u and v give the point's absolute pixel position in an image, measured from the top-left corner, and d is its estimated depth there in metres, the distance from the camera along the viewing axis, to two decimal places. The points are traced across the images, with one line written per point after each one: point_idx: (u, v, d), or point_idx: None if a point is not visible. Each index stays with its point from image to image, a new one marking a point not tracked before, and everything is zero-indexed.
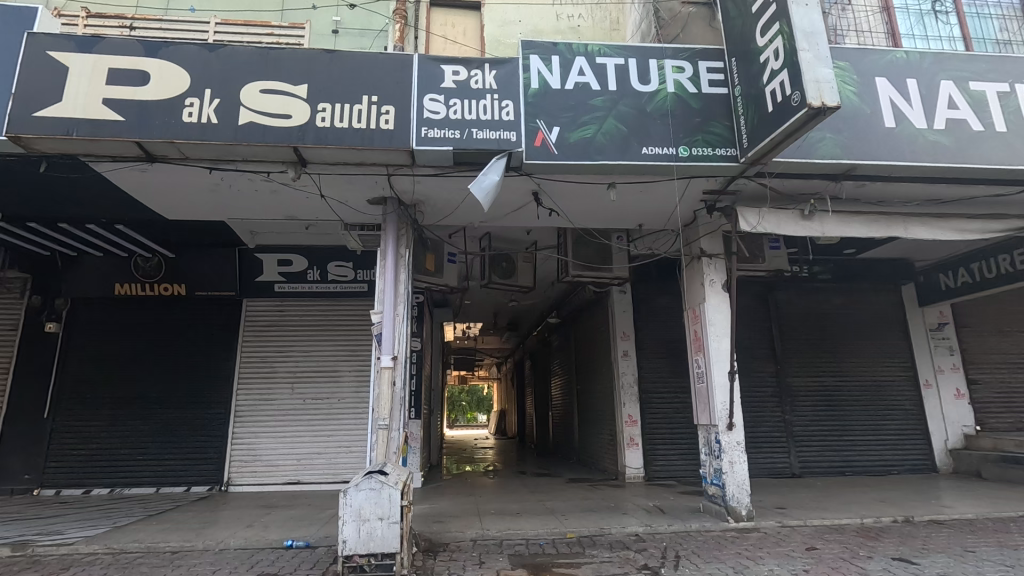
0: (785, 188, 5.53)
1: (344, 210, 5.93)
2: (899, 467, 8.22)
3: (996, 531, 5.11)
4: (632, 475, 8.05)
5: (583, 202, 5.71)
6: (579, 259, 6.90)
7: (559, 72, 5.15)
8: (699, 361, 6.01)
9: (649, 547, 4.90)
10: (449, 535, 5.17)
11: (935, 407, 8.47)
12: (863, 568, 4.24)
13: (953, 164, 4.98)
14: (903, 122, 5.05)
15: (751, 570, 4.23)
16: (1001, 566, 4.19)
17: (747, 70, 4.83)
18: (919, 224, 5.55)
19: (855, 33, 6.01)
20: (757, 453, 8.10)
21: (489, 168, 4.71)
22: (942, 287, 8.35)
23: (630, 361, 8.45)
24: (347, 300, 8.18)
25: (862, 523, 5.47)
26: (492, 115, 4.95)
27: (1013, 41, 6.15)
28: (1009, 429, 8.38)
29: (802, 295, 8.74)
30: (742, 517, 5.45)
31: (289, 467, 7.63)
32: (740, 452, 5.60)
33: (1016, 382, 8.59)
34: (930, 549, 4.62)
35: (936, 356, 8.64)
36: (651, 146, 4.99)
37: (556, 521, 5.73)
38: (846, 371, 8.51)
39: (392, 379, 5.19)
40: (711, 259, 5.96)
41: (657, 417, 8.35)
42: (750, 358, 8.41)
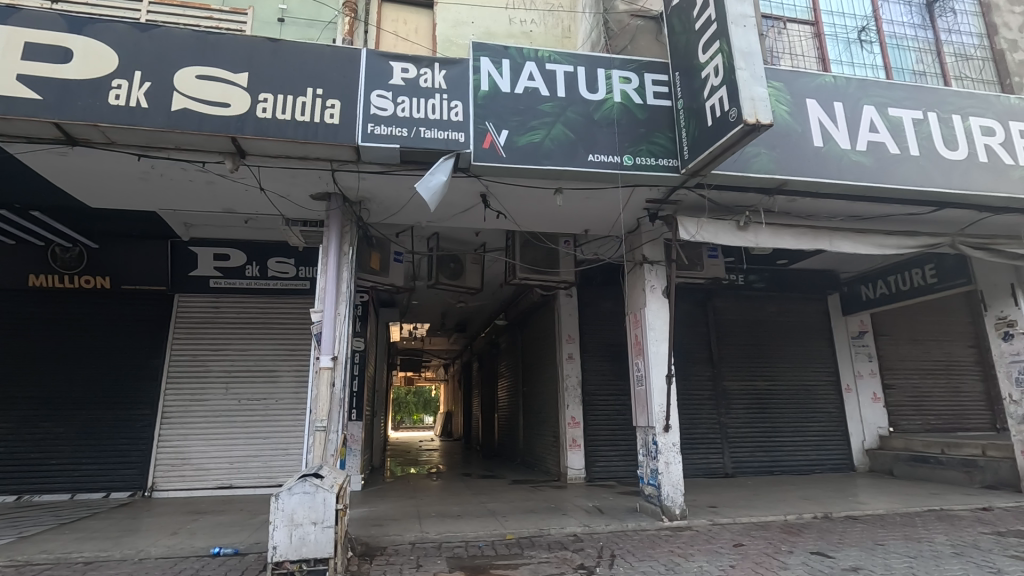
0: (723, 200, 5.78)
1: (286, 205, 5.75)
2: (821, 466, 8.74)
3: (903, 525, 5.51)
4: (574, 476, 8.18)
5: (530, 206, 5.77)
6: (526, 262, 6.98)
7: (509, 75, 5.18)
8: (638, 364, 6.19)
9: (586, 547, 4.99)
10: (387, 538, 5.10)
11: (854, 410, 9.05)
12: (785, 562, 4.48)
13: (873, 183, 5.34)
14: (830, 142, 5.37)
15: (682, 567, 4.37)
16: (907, 558, 4.52)
17: (690, 84, 5.02)
18: (843, 238, 5.92)
19: (789, 56, 6.36)
20: (693, 453, 8.41)
21: (436, 168, 4.68)
22: (863, 298, 8.87)
23: (574, 364, 8.58)
24: (288, 297, 7.92)
25: (786, 520, 5.78)
26: (441, 115, 4.92)
27: (928, 73, 6.65)
28: (919, 430, 9.04)
29: (738, 303, 9.14)
30: (676, 516, 5.64)
31: (220, 471, 7.29)
32: (675, 453, 5.79)
33: (927, 387, 9.25)
34: (845, 543, 4.93)
35: (857, 362, 9.21)
36: (597, 153, 5.10)
37: (496, 523, 5.74)
38: (777, 375, 8.96)
39: (331, 380, 5.08)
40: (653, 265, 6.14)
41: (599, 419, 8.51)
42: (688, 362, 8.72)
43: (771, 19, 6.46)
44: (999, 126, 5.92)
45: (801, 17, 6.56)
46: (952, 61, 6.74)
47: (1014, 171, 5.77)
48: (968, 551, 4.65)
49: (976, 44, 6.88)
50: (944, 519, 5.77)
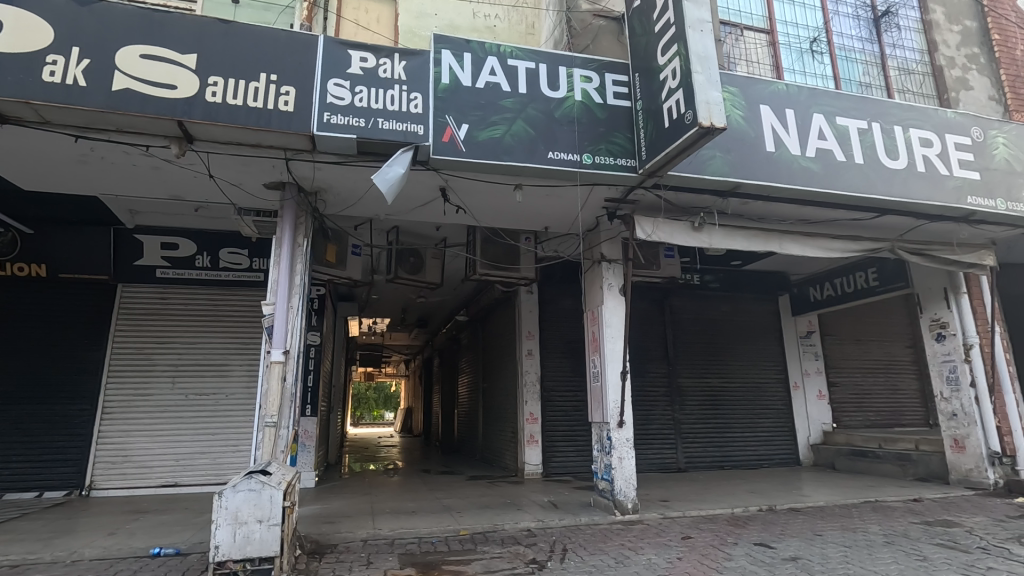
0: (678, 201, 5.90)
1: (237, 193, 5.55)
2: (769, 461, 9.07)
3: (841, 516, 5.77)
4: (532, 471, 8.23)
5: (490, 201, 5.75)
6: (487, 258, 6.98)
7: (470, 69, 5.14)
8: (594, 361, 6.27)
9: (539, 541, 5.03)
10: (338, 536, 5.01)
11: (800, 407, 9.41)
12: (729, 553, 4.62)
13: (819, 188, 5.56)
14: (781, 147, 5.56)
15: (631, 560, 4.45)
16: (842, 547, 4.74)
17: (649, 86, 5.09)
18: (791, 240, 6.15)
19: (745, 62, 6.56)
20: (647, 448, 8.58)
21: (394, 160, 4.62)
22: (811, 299, 9.17)
23: (533, 361, 8.61)
24: (240, 289, 7.67)
25: (733, 512, 5.97)
26: (400, 106, 4.85)
27: (873, 85, 6.96)
28: (859, 426, 9.47)
29: (693, 302, 9.36)
30: (628, 510, 5.75)
31: (165, 469, 7.01)
32: (629, 448, 5.88)
33: (867, 385, 9.69)
34: (786, 534, 5.13)
35: (804, 360, 9.57)
36: (557, 151, 5.13)
37: (451, 518, 5.72)
38: (729, 373, 9.24)
39: (283, 374, 4.96)
40: (611, 263, 6.22)
41: (557, 415, 8.59)
42: (644, 359, 8.88)
43: (728, 26, 6.62)
44: (936, 138, 6.24)
45: (757, 25, 6.75)
46: (896, 74, 7.08)
47: (949, 181, 6.10)
48: (899, 540, 4.91)
49: (918, 59, 7.24)
50: (879, 510, 6.07)
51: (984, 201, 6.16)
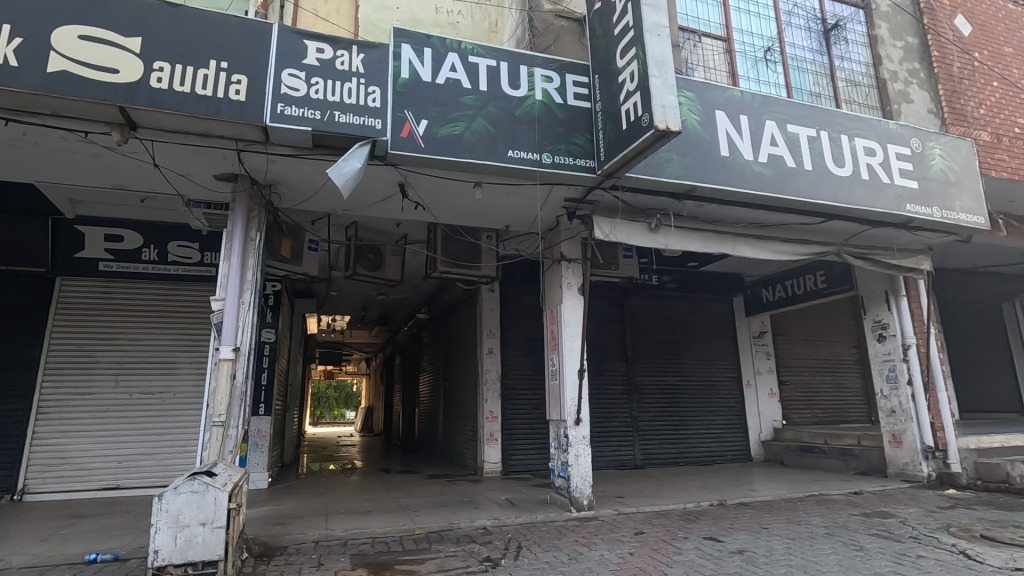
0: (636, 202, 5.99)
1: (185, 184, 5.34)
2: (722, 457, 9.33)
3: (786, 510, 5.99)
4: (490, 470, 8.23)
5: (449, 198, 5.72)
6: (448, 256, 6.96)
7: (430, 65, 5.10)
8: (553, 360, 6.31)
9: (494, 539, 5.04)
10: (289, 537, 4.89)
11: (752, 404, 9.72)
12: (679, 548, 4.73)
13: (770, 193, 5.74)
14: (735, 152, 5.71)
15: (584, 556, 4.50)
16: (786, 539, 4.92)
17: (608, 88, 5.14)
18: (744, 243, 6.35)
19: (703, 68, 6.70)
20: (605, 446, 8.70)
21: (350, 154, 4.53)
22: (764, 300, 9.47)
23: (494, 359, 8.61)
24: (190, 284, 7.40)
25: (685, 508, 6.12)
26: (357, 99, 4.76)
27: (823, 95, 7.25)
28: (807, 423, 9.84)
29: (652, 302, 9.54)
30: (583, 506, 5.82)
31: (106, 471, 6.69)
32: (585, 446, 5.95)
33: (816, 383, 10.08)
34: (735, 528, 5.29)
35: (756, 359, 9.88)
36: (517, 150, 5.14)
37: (407, 518, 5.66)
38: (685, 372, 9.46)
39: (232, 372, 4.81)
40: (571, 262, 6.28)
41: (517, 413, 8.62)
42: (603, 358, 9.00)
43: (687, 31, 6.76)
44: (880, 147, 6.53)
45: (715, 33, 6.92)
46: (844, 85, 7.40)
47: (890, 189, 6.40)
48: (838, 531, 5.13)
49: (864, 72, 7.59)
50: (822, 503, 6.33)
51: (922, 209, 6.49)
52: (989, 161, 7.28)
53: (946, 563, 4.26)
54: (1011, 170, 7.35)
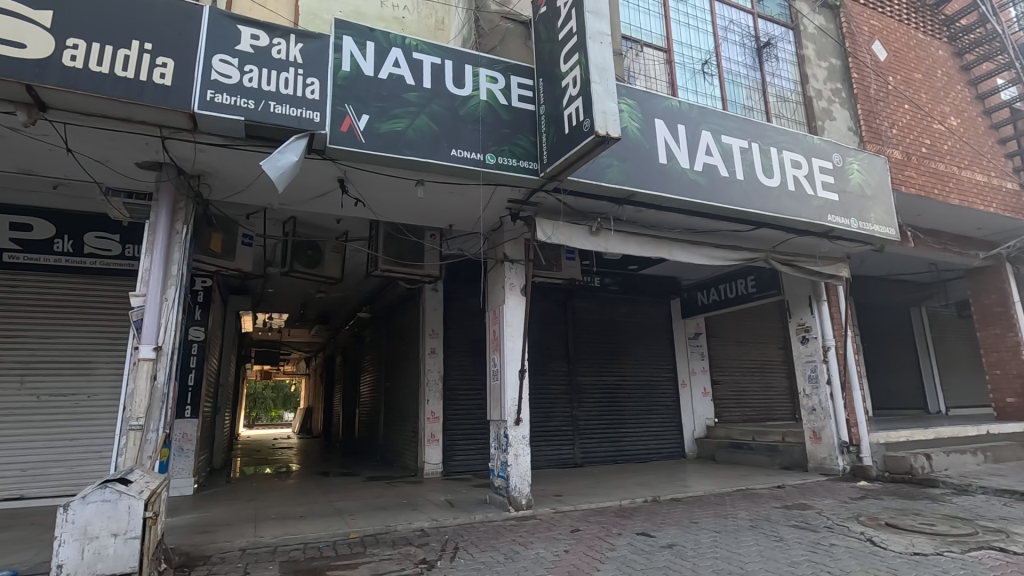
0: (578, 206, 6.08)
1: (103, 171, 4.99)
2: (658, 454, 9.64)
3: (715, 504, 6.26)
4: (431, 471, 8.15)
5: (391, 196, 5.62)
6: (389, 255, 6.92)
7: (373, 59, 4.99)
8: (495, 360, 6.32)
9: (431, 541, 5.00)
10: (213, 546, 4.66)
11: (687, 404, 10.09)
12: (613, 543, 4.85)
13: (705, 200, 5.99)
14: (672, 160, 5.91)
15: (520, 555, 4.54)
16: (714, 532, 5.14)
17: (552, 92, 5.21)
18: (680, 248, 6.58)
19: (644, 77, 6.91)
20: (546, 445, 8.80)
21: (286, 147, 4.37)
22: (699, 303, 9.85)
23: (436, 359, 8.53)
24: (109, 278, 6.90)
25: (621, 504, 6.28)
26: (294, 91, 4.60)
27: (755, 109, 7.65)
28: (737, 420, 10.32)
29: (594, 304, 9.73)
30: (522, 506, 5.86)
31: (8, 480, 6.14)
32: (524, 445, 5.99)
33: (745, 383, 10.61)
34: (666, 523, 5.48)
35: (691, 360, 10.26)
36: (461, 149, 5.12)
37: (342, 522, 5.52)
38: (624, 372, 9.71)
39: (152, 373, 4.53)
40: (513, 263, 6.29)
41: (458, 414, 8.57)
42: (546, 359, 9.10)
43: (630, 41, 6.93)
44: (805, 160, 6.93)
45: (656, 43, 7.14)
46: (774, 100, 7.83)
47: (814, 200, 6.81)
48: (761, 523, 5.41)
49: (792, 88, 8.06)
50: (748, 497, 6.66)
51: (841, 220, 6.95)
52: (900, 178, 7.88)
53: (855, 550, 4.57)
54: (919, 187, 7.98)
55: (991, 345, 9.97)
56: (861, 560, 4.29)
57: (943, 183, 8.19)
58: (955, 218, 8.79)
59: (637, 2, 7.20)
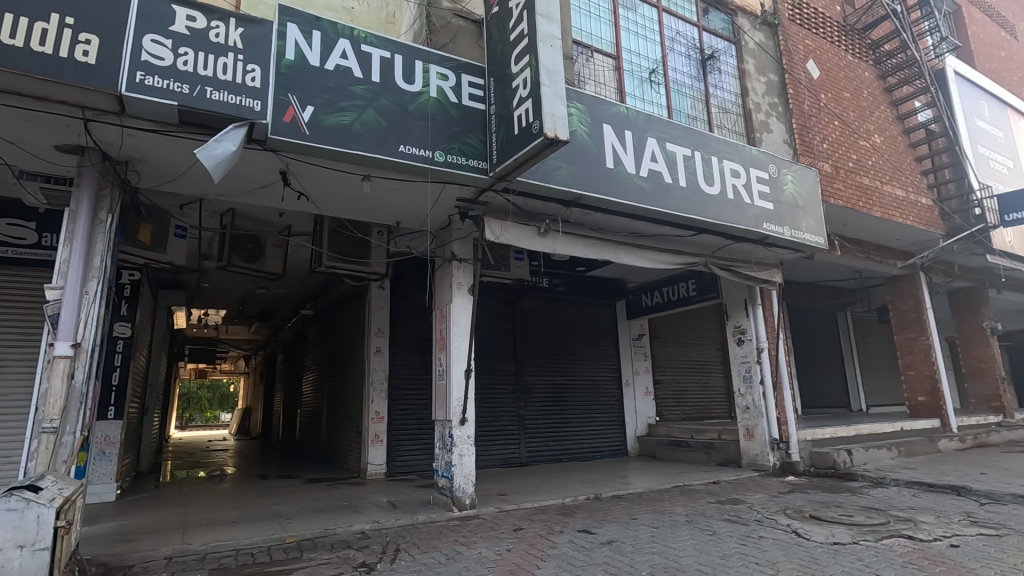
0: (527, 207, 6.11)
1: (17, 153, 4.62)
2: (601, 452, 9.84)
3: (654, 501, 6.45)
4: (375, 472, 8.01)
5: (336, 190, 5.48)
6: (334, 251, 6.78)
7: (319, 49, 4.84)
8: (441, 359, 6.27)
9: (371, 544, 4.90)
10: (135, 556, 4.39)
11: (631, 403, 10.34)
12: (554, 541, 4.92)
13: (649, 206, 6.16)
14: (619, 165, 6.05)
15: (462, 555, 4.53)
16: (652, 528, 5.29)
17: (502, 92, 5.22)
18: (625, 251, 6.76)
19: (594, 82, 7.03)
20: (492, 444, 8.81)
21: (223, 136, 4.18)
22: (643, 305, 10.12)
23: (382, 358, 8.38)
24: (23, 269, 6.37)
25: (563, 502, 6.37)
26: (233, 77, 4.40)
27: (698, 119, 7.95)
28: (677, 419, 10.69)
29: (542, 304, 9.82)
30: (465, 505, 5.85)
31: None
32: (469, 445, 5.97)
33: (685, 383, 11.00)
34: (607, 520, 5.60)
35: (635, 360, 10.53)
36: (409, 145, 5.04)
37: (277, 526, 5.33)
38: (571, 372, 9.85)
39: (69, 372, 4.22)
40: (461, 262, 6.25)
41: (404, 413, 8.45)
42: (493, 358, 9.10)
43: (580, 46, 7.02)
44: (743, 170, 7.25)
45: (606, 50, 7.28)
46: (716, 112, 8.16)
47: (750, 208, 7.13)
48: (697, 518, 5.62)
49: (733, 101, 8.41)
50: (685, 492, 6.91)
51: (775, 228, 7.31)
52: (829, 190, 8.38)
53: (781, 541, 4.82)
54: (846, 199, 8.51)
55: (907, 348, 10.76)
56: (787, 551, 4.52)
57: (866, 196, 8.78)
58: (877, 230, 9.43)
59: (589, 8, 7.30)
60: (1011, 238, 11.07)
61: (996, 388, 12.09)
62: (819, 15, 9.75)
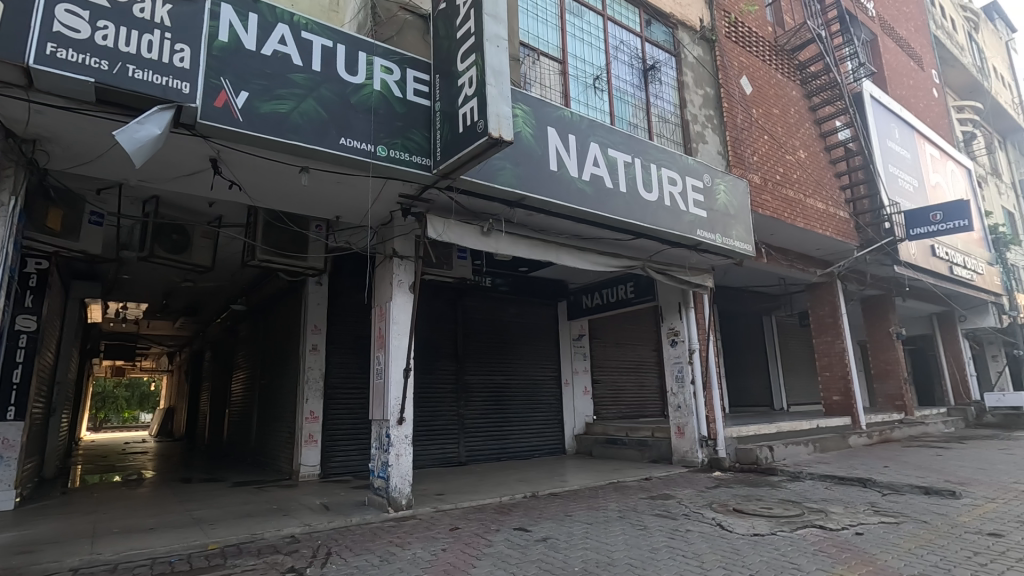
0: (471, 206, 6.09)
1: None
2: (539, 451, 9.96)
3: (589, 497, 6.61)
4: (308, 473, 7.75)
5: (270, 181, 5.26)
6: (269, 244, 6.49)
7: (255, 33, 4.63)
8: (379, 358, 6.15)
9: (301, 548, 4.74)
10: (34, 569, 4.05)
11: (569, 402, 10.53)
12: (490, 540, 4.93)
13: (591, 209, 6.29)
14: (563, 168, 6.15)
15: (395, 557, 4.46)
16: (586, 524, 5.41)
17: (448, 89, 5.19)
18: (566, 253, 6.88)
19: (540, 85, 7.11)
20: (431, 444, 8.72)
21: (146, 118, 3.92)
22: (584, 306, 10.32)
23: (318, 356, 8.12)
24: None
25: (501, 501, 6.41)
26: (158, 56, 4.13)
27: (639, 126, 8.21)
28: (614, 417, 10.99)
29: (484, 304, 9.83)
30: (401, 506, 5.78)
31: None
32: (407, 445, 5.88)
33: (621, 383, 11.32)
34: (542, 517, 5.69)
35: (574, 360, 10.73)
36: (350, 138, 4.92)
37: (200, 532, 5.06)
38: (511, 371, 9.91)
39: None
40: (402, 260, 6.15)
41: (339, 413, 8.23)
42: (434, 357, 9.03)
43: (527, 48, 7.09)
44: (680, 178, 7.54)
45: (552, 53, 7.37)
46: (656, 121, 8.45)
47: (685, 215, 7.43)
48: (629, 514, 5.80)
49: (673, 111, 8.73)
50: (619, 489, 7.11)
51: (708, 235, 7.65)
52: (758, 201, 8.86)
53: (706, 534, 5.05)
54: (773, 210, 9.04)
55: (824, 351, 11.55)
56: (712, 543, 4.74)
57: (791, 208, 9.35)
58: (800, 239, 10.07)
59: (536, 11, 7.38)
60: (915, 251, 12.11)
61: (900, 388, 13.16)
62: (753, 34, 10.29)
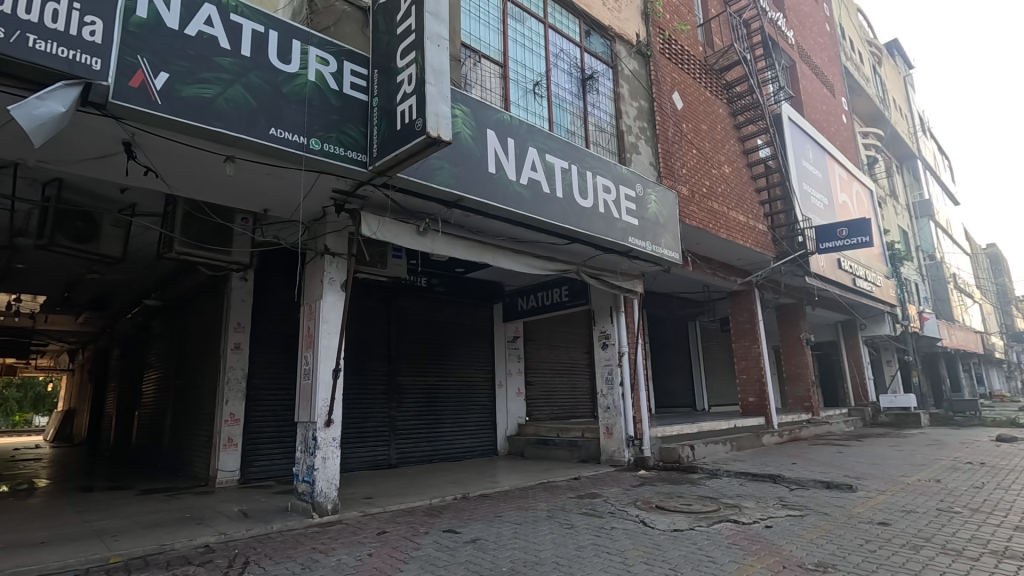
0: (407, 205, 6.01)
1: None
2: (472, 452, 9.96)
3: (519, 498, 6.67)
4: (226, 479, 7.35)
5: (192, 169, 4.95)
6: (188, 237, 6.14)
7: (179, 11, 4.35)
8: (307, 358, 5.93)
9: (216, 558, 4.48)
10: None
11: (503, 403, 10.59)
12: (418, 543, 4.87)
13: (528, 213, 6.37)
14: (500, 171, 6.19)
15: (318, 564, 4.31)
16: (515, 525, 5.46)
17: (386, 85, 5.09)
18: (502, 255, 6.93)
19: (480, 86, 7.12)
20: (360, 446, 8.50)
21: (48, 94, 3.60)
22: (519, 308, 10.42)
23: (240, 356, 7.72)
24: None
25: (430, 503, 6.34)
26: (64, 27, 3.78)
27: (576, 134, 8.40)
28: (545, 418, 11.16)
29: (419, 304, 9.71)
30: (326, 511, 5.59)
31: None
32: (334, 448, 5.71)
33: (554, 384, 11.53)
34: (471, 519, 5.69)
35: (509, 362, 10.81)
36: (281, 129, 4.72)
37: (101, 545, 4.67)
38: (446, 372, 9.85)
39: None
40: (334, 257, 5.97)
41: (262, 415, 7.85)
42: (366, 358, 8.81)
43: (469, 49, 7.07)
44: (613, 187, 7.78)
45: (493, 57, 7.41)
46: (593, 130, 8.68)
47: (618, 223, 7.68)
48: (558, 513, 5.91)
49: (609, 121, 9.00)
50: (548, 489, 7.24)
51: (639, 242, 7.94)
52: (686, 211, 9.31)
53: (630, 531, 5.24)
54: (699, 220, 9.51)
55: (742, 354, 12.28)
56: (634, 540, 4.93)
57: (715, 220, 9.88)
58: (723, 249, 10.65)
59: (478, 13, 7.39)
60: (823, 263, 13.11)
61: (807, 390, 14.20)
62: (685, 52, 10.80)
